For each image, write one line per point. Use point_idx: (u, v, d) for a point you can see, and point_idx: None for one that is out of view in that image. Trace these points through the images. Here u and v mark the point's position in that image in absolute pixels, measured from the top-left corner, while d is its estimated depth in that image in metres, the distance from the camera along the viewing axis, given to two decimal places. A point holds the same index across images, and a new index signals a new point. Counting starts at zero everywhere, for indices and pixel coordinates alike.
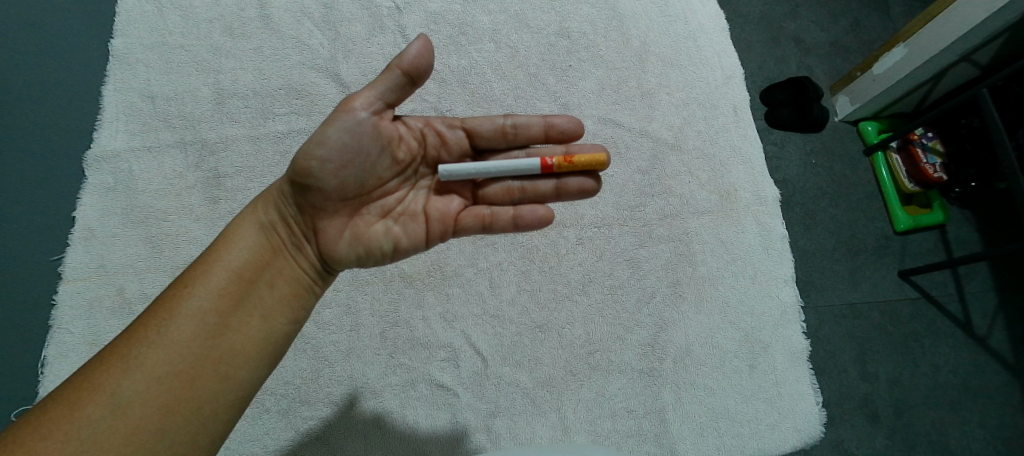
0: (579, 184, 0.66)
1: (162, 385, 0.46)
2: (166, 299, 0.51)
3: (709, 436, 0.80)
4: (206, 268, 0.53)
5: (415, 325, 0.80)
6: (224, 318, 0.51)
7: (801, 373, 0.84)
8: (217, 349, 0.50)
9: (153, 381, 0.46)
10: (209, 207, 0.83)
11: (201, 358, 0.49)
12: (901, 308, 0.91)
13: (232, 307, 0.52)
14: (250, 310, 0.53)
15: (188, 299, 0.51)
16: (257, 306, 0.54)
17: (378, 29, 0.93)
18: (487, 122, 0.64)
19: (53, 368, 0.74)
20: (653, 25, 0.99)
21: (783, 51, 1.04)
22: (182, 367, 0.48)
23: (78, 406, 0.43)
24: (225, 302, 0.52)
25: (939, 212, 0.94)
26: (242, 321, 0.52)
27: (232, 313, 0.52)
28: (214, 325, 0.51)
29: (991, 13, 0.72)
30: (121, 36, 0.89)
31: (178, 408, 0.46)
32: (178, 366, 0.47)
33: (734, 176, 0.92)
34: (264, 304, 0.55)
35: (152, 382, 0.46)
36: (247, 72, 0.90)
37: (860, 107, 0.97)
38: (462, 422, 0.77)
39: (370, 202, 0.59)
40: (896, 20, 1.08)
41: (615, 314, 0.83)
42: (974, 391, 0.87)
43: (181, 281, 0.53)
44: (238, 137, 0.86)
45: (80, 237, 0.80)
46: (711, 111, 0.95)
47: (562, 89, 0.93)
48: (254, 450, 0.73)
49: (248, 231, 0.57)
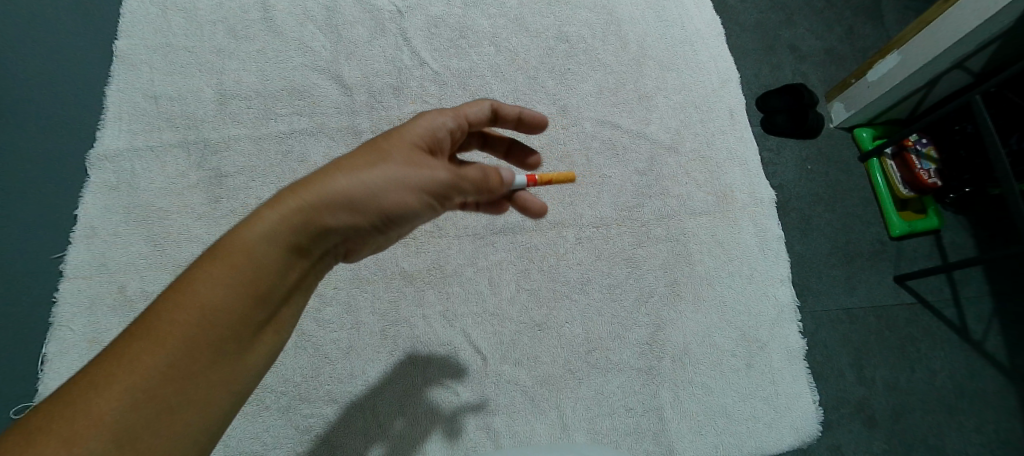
0: (528, 202, 0.68)
1: (167, 417, 0.40)
2: (172, 308, 0.41)
3: (708, 435, 0.80)
4: (225, 278, 0.43)
5: (415, 323, 0.80)
6: (245, 343, 0.44)
7: (798, 372, 0.85)
8: (235, 373, 0.44)
9: (166, 411, 0.40)
10: (210, 206, 0.83)
11: (214, 390, 0.43)
12: (897, 310, 0.92)
13: (252, 333, 0.45)
14: (270, 328, 0.47)
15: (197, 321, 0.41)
16: (278, 322, 0.47)
17: (379, 32, 0.94)
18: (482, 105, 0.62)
19: (52, 364, 0.74)
20: (650, 30, 1.01)
21: (778, 57, 1.06)
22: (197, 395, 0.42)
23: (73, 442, 0.36)
24: (245, 327, 0.44)
25: (934, 217, 0.95)
26: (262, 342, 0.46)
27: (252, 337, 0.45)
28: (232, 351, 0.43)
29: (983, 21, 0.74)
30: (124, 37, 0.90)
31: (190, 435, 0.42)
32: (192, 394, 0.41)
33: (730, 177, 0.93)
34: (284, 318, 0.48)
35: (153, 415, 0.39)
36: (250, 74, 0.91)
37: (855, 113, 0.98)
38: (461, 420, 0.77)
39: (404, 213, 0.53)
40: (890, 28, 1.10)
41: (614, 313, 0.84)
42: (970, 392, 0.88)
43: (192, 284, 0.42)
44: (240, 137, 0.87)
45: (81, 235, 0.80)
46: (708, 114, 0.97)
47: (561, 91, 0.94)
48: (254, 448, 0.73)
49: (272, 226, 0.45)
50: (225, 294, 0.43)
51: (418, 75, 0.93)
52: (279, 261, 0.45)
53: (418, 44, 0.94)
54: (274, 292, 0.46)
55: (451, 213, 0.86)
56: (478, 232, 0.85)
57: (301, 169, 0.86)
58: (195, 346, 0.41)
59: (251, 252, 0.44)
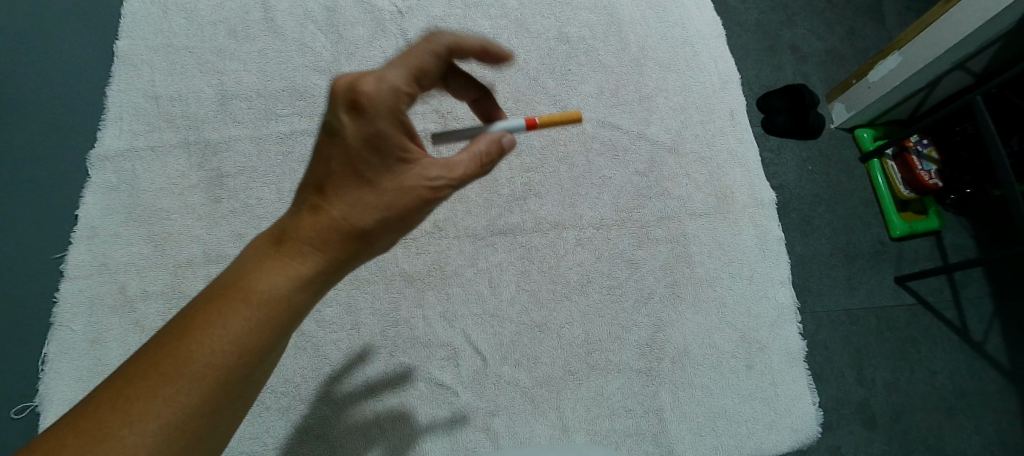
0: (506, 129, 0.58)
1: (208, 443, 0.42)
2: (205, 349, 0.41)
3: (708, 436, 0.80)
4: (259, 320, 0.43)
5: (415, 323, 0.80)
6: (267, 370, 0.45)
7: (798, 374, 0.85)
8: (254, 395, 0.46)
9: (202, 441, 0.41)
10: (211, 206, 0.83)
11: (240, 414, 0.44)
12: (897, 311, 0.92)
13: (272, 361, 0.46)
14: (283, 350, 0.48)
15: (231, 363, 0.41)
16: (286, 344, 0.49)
17: (380, 33, 0.94)
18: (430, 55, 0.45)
19: (53, 365, 0.75)
20: (651, 30, 1.01)
21: (779, 58, 1.06)
22: (225, 421, 0.43)
23: None
24: (271, 359, 0.45)
25: (934, 218, 0.95)
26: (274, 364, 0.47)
27: (272, 364, 0.46)
28: (258, 381, 0.45)
29: (984, 22, 0.73)
30: (126, 37, 0.90)
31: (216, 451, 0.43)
32: (222, 422, 0.42)
33: (731, 178, 0.93)
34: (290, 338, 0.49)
35: (193, 446, 0.40)
36: (251, 74, 0.91)
37: (856, 114, 0.98)
38: (461, 421, 0.77)
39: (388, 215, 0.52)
40: (892, 28, 1.10)
41: (614, 314, 0.84)
42: (970, 394, 0.88)
43: (223, 323, 0.42)
44: (241, 137, 0.87)
45: (82, 236, 0.80)
46: (708, 115, 0.97)
47: (561, 92, 0.94)
48: (254, 448, 0.73)
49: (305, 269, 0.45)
50: (252, 330, 0.42)
51: None
52: (304, 294, 0.46)
53: None
54: (293, 325, 0.46)
55: (452, 214, 0.86)
56: (478, 233, 0.85)
57: (301, 169, 0.86)
58: (225, 383, 0.41)
59: (273, 289, 0.44)
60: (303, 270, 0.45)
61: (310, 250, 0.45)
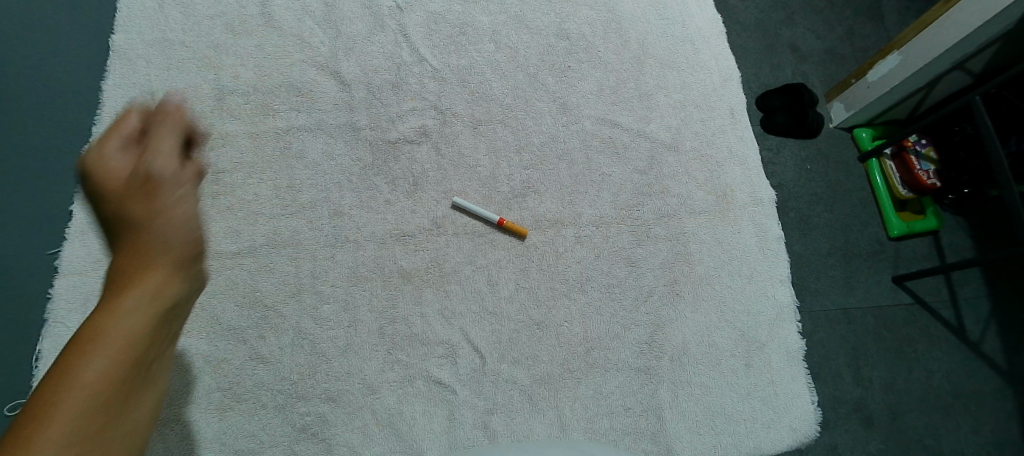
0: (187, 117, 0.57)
1: None
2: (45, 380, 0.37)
3: (706, 435, 0.80)
4: (99, 339, 0.40)
5: (413, 321, 0.80)
6: (130, 408, 0.40)
7: (796, 373, 0.85)
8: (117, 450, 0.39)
9: None
10: (208, 202, 0.83)
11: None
12: (895, 312, 0.92)
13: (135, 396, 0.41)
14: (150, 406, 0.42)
15: (87, 374, 0.38)
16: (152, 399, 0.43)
17: (379, 28, 0.93)
18: (132, 115, 0.53)
19: (49, 361, 0.74)
20: (652, 28, 1.00)
21: (779, 57, 1.06)
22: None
23: None
24: (125, 390, 0.40)
25: (932, 218, 0.95)
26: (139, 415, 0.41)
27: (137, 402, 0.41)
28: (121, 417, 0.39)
29: (984, 22, 0.73)
30: (122, 31, 0.90)
31: None
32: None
33: (731, 177, 0.93)
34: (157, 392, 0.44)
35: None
36: (248, 69, 0.90)
37: (855, 113, 0.98)
38: (459, 420, 0.77)
39: (191, 272, 0.51)
40: (891, 28, 1.10)
41: (612, 312, 0.83)
42: (968, 395, 0.88)
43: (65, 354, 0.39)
44: (238, 133, 0.86)
45: (77, 231, 0.80)
46: (708, 113, 0.96)
47: (561, 89, 0.94)
48: (251, 446, 0.73)
49: (130, 301, 0.44)
50: (108, 355, 0.40)
51: (417, 71, 0.92)
52: (147, 320, 0.44)
53: (417, 40, 0.94)
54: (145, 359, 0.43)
55: (450, 211, 0.85)
56: (477, 230, 0.85)
57: (298, 165, 0.85)
58: (92, 410, 0.37)
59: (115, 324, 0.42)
60: (131, 303, 0.44)
61: (131, 293, 0.44)
